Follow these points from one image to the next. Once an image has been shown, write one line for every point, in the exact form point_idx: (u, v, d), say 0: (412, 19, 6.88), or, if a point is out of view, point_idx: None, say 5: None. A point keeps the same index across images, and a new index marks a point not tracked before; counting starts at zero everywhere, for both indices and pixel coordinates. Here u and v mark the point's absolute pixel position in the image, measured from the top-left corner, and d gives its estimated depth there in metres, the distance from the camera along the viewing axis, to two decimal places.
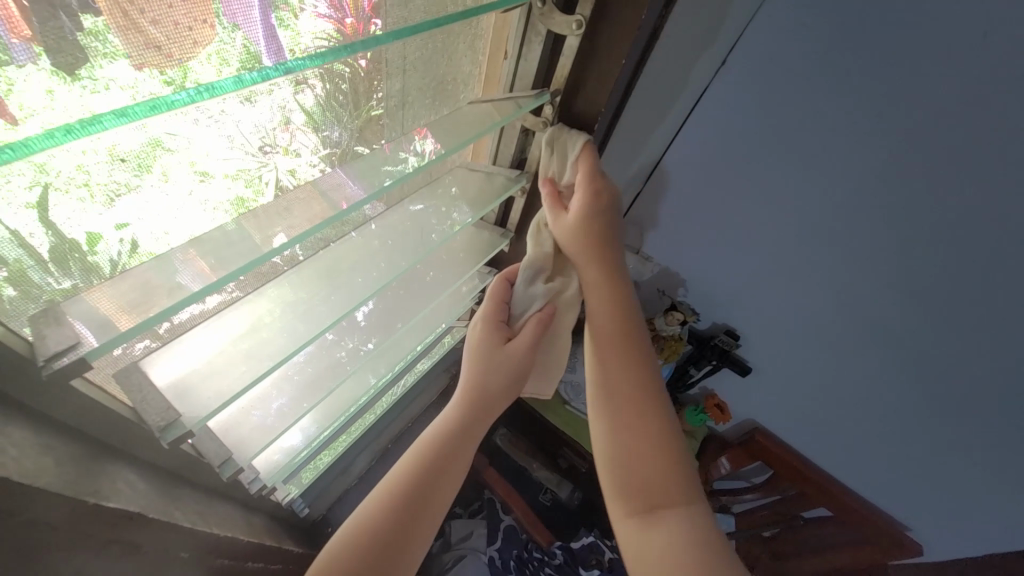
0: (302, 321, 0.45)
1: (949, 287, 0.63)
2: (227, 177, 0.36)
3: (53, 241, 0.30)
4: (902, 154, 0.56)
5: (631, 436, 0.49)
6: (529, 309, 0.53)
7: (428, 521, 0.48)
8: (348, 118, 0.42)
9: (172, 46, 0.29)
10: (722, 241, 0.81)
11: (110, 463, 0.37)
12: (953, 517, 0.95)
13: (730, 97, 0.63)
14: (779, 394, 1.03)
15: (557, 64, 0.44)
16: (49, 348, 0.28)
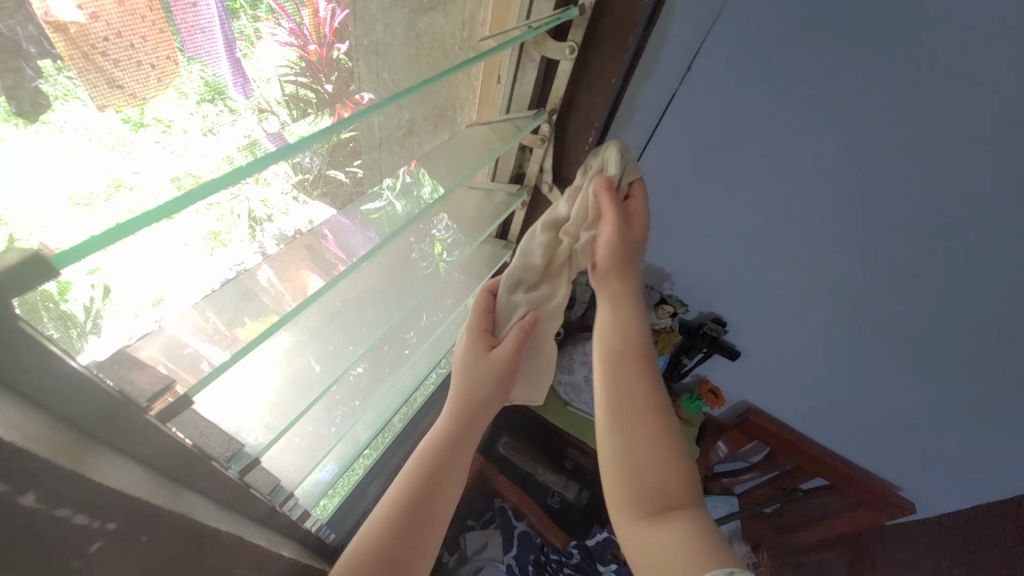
0: (333, 342, 0.47)
1: (907, 242, 0.72)
2: (198, 212, 0.33)
3: (24, 292, 0.25)
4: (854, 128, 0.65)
5: (633, 441, 0.49)
6: (512, 316, 0.55)
7: (424, 542, 0.47)
8: (318, 144, 0.40)
9: (135, 85, 0.28)
10: (704, 226, 0.87)
11: (187, 491, 0.32)
12: (936, 469, 1.02)
13: (700, 95, 0.70)
14: (767, 374, 1.08)
15: (551, 86, 0.47)
16: (145, 390, 0.27)
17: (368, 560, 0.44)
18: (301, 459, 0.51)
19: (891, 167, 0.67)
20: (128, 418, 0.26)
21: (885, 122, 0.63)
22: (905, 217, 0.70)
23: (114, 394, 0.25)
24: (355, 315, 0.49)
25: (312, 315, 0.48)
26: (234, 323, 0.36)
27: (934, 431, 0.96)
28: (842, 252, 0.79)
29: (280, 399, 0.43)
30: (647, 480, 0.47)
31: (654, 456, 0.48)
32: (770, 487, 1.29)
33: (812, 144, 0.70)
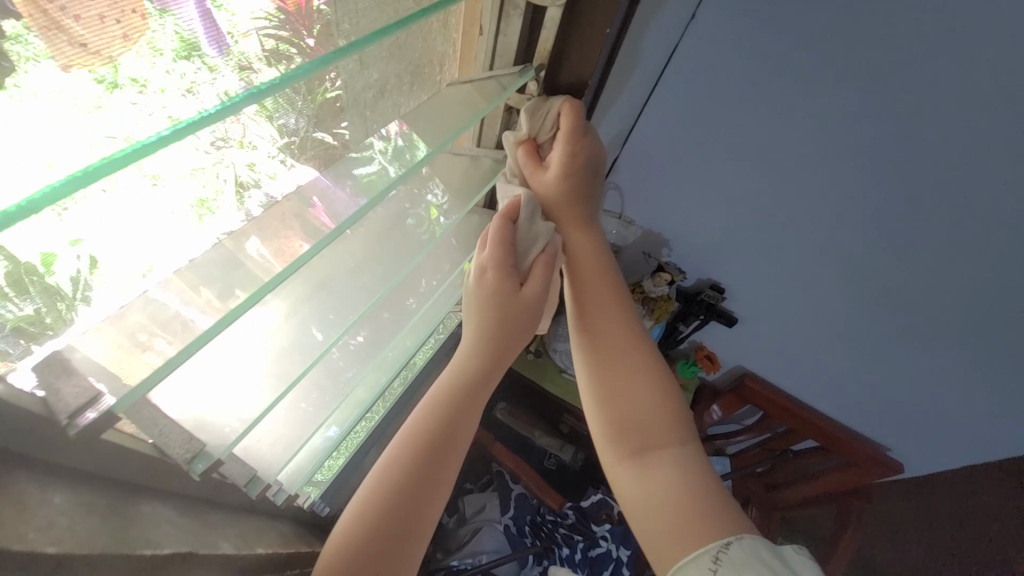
0: (332, 309, 0.43)
1: (917, 210, 0.69)
2: (184, 177, 0.31)
3: (5, 266, 0.24)
4: (870, 87, 0.60)
5: (624, 384, 0.48)
6: (535, 248, 0.49)
7: (434, 500, 0.44)
8: (302, 102, 0.37)
9: (99, 42, 0.25)
10: (706, 193, 0.84)
11: (146, 503, 0.35)
12: (925, 431, 1.03)
13: (702, 51, 0.64)
14: (764, 341, 1.08)
15: (538, 39, 0.42)
16: (69, 405, 0.27)
17: (365, 533, 0.41)
18: (277, 450, 0.47)
19: (903, 130, 0.62)
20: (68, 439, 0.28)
21: (901, 81, 0.58)
22: (915, 183, 0.66)
23: (37, 408, 0.26)
24: (354, 274, 0.47)
25: (309, 274, 0.45)
26: (203, 290, 0.32)
27: (925, 395, 0.96)
28: (846, 218, 0.76)
29: (261, 381, 0.40)
30: (640, 422, 0.47)
31: (645, 399, 0.47)
32: (762, 448, 1.31)
33: (821, 106, 0.64)
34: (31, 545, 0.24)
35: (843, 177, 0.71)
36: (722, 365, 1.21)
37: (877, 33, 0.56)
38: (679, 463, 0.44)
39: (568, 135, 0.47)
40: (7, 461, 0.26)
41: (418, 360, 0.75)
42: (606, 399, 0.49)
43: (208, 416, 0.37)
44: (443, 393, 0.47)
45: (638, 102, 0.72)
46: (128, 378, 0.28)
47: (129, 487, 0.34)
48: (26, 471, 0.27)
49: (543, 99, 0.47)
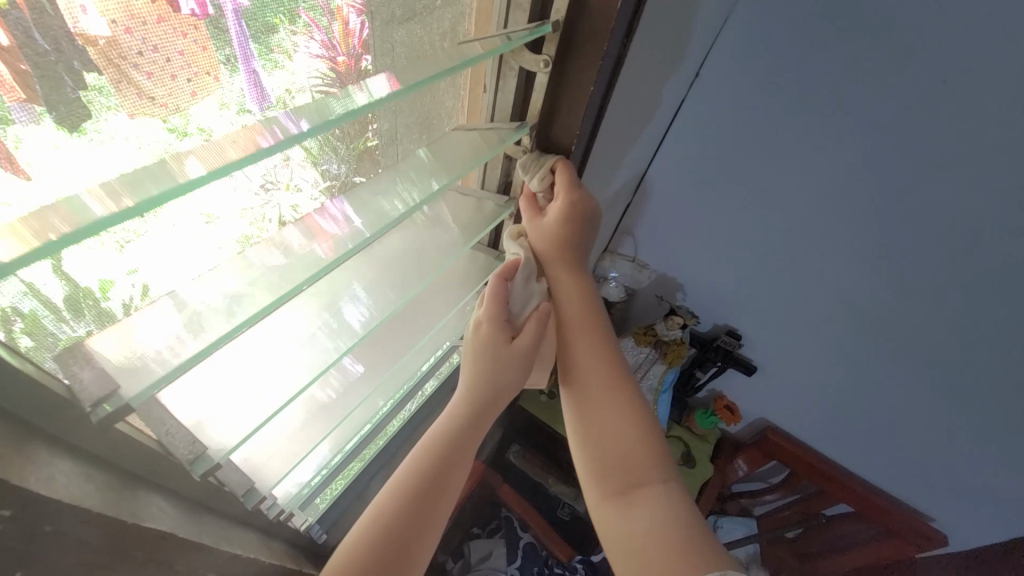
0: (342, 328, 0.47)
1: (930, 257, 0.68)
2: (232, 216, 0.36)
3: (66, 290, 0.28)
4: (867, 135, 0.64)
5: (605, 420, 0.49)
6: (527, 307, 0.52)
7: (414, 552, 0.44)
8: (344, 149, 0.43)
9: (167, 96, 0.29)
10: (716, 238, 0.86)
11: (142, 490, 0.35)
12: (969, 499, 0.94)
13: (708, 103, 0.72)
14: (785, 392, 1.03)
15: (530, 98, 0.47)
16: (93, 392, 0.27)
17: (370, 554, 0.42)
18: (278, 465, 0.49)
19: (908, 172, 0.63)
20: (71, 412, 0.29)
21: (899, 125, 0.61)
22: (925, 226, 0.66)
23: (59, 392, 0.28)
24: (354, 302, 0.49)
25: (323, 288, 0.50)
26: (203, 306, 0.33)
27: (964, 458, 0.89)
28: (860, 264, 0.75)
29: (263, 394, 0.42)
30: (625, 460, 0.47)
31: (633, 439, 0.48)
32: (791, 511, 1.22)
33: (823, 149, 0.68)
34: (25, 484, 0.25)
35: (851, 222, 0.72)
36: (743, 416, 1.16)
37: (876, 80, 0.60)
38: (659, 504, 0.44)
39: (566, 190, 0.50)
40: (31, 423, 0.27)
41: (427, 388, 0.77)
42: (589, 435, 0.50)
43: (205, 421, 0.39)
44: (438, 434, 0.48)
45: (649, 151, 0.78)
46: (127, 387, 0.28)
47: (137, 474, 0.35)
48: (42, 439, 0.28)
49: (537, 157, 0.51)
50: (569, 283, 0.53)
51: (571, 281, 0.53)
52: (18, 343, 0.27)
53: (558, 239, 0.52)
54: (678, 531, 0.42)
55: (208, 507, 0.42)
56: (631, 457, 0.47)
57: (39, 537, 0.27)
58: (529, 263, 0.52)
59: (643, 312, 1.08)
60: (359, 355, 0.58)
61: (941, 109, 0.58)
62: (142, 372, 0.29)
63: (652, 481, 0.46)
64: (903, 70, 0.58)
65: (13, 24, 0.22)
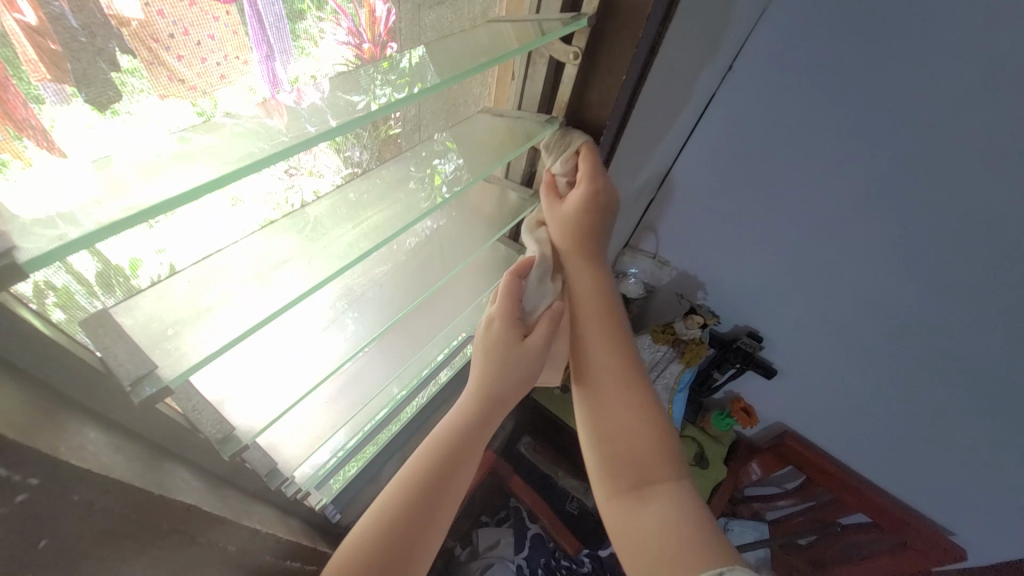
0: (364, 320, 0.47)
1: (971, 266, 0.65)
2: (257, 200, 0.36)
3: (98, 267, 0.28)
4: (910, 135, 0.60)
5: (617, 417, 0.49)
6: (541, 305, 0.51)
7: (423, 541, 0.44)
8: (368, 137, 0.42)
9: (198, 80, 0.29)
10: (742, 236, 0.83)
11: (166, 462, 0.35)
12: (996, 519, 0.90)
13: (741, 96, 0.69)
14: (805, 396, 1.01)
15: (558, 90, 0.46)
16: (129, 372, 0.28)
17: (381, 535, 0.43)
18: (298, 449, 0.51)
19: (952, 176, 0.60)
20: (99, 383, 0.29)
21: (947, 126, 0.57)
22: (967, 232, 0.62)
23: (91, 362, 0.28)
24: (379, 292, 0.50)
25: (344, 283, 0.49)
26: (229, 291, 0.33)
27: (993, 476, 0.85)
28: (893, 271, 0.71)
29: (291, 381, 0.42)
30: (637, 458, 0.47)
31: (645, 436, 0.48)
32: (806, 518, 1.20)
33: (860, 148, 0.64)
34: (57, 454, 0.25)
35: (887, 226, 0.68)
36: (761, 420, 1.14)
37: (925, 76, 0.56)
38: (670, 501, 0.45)
39: (591, 176, 0.48)
40: (63, 394, 0.28)
41: (442, 376, 0.78)
42: (602, 432, 0.50)
43: (228, 397, 0.40)
44: (447, 429, 0.49)
45: (676, 144, 0.75)
46: (162, 369, 0.29)
47: (163, 447, 0.35)
48: (71, 409, 0.28)
49: (562, 133, 0.48)
50: (586, 278, 0.52)
51: (590, 276, 0.52)
52: (50, 315, 0.27)
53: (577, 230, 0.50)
54: (689, 527, 0.42)
55: (232, 482, 0.44)
56: (643, 454, 0.47)
57: (67, 506, 0.26)
58: (544, 261, 0.51)
59: (662, 309, 1.06)
60: (382, 342, 0.59)
61: (995, 110, 0.54)
62: (175, 354, 0.29)
63: (664, 478, 0.46)
64: (955, 67, 0.54)
65: (46, 2, 0.22)
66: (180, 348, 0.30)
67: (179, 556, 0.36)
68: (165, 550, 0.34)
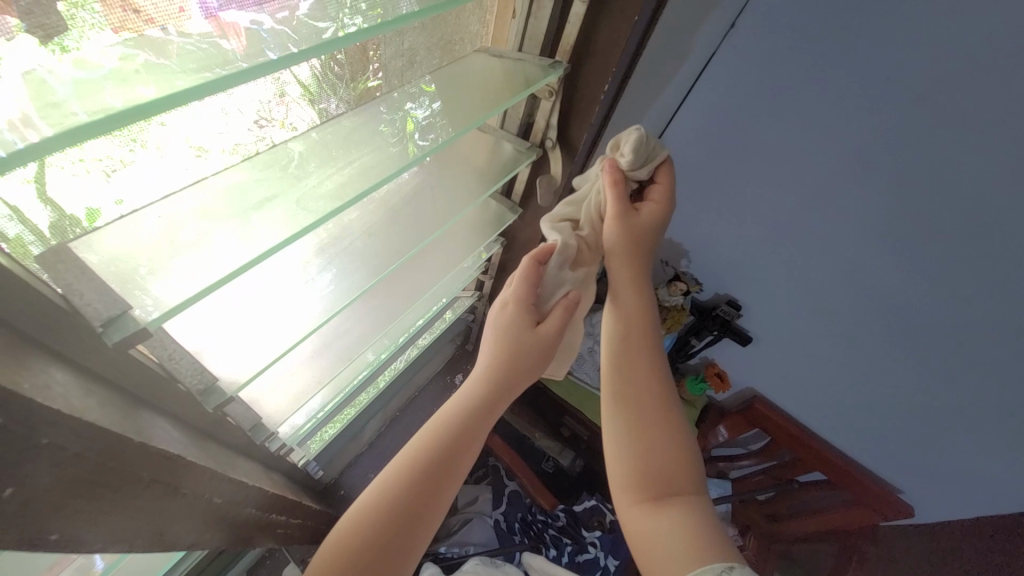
0: (350, 274, 0.45)
1: (957, 251, 0.63)
2: (224, 152, 0.33)
3: (53, 216, 0.26)
4: (911, 118, 0.55)
5: (638, 412, 0.49)
6: (557, 293, 0.53)
7: (427, 516, 0.44)
8: (344, 89, 0.38)
9: (155, 11, 0.25)
10: (729, 208, 0.81)
11: (144, 412, 0.32)
12: (939, 477, 0.97)
13: (737, 62, 0.62)
14: (778, 363, 1.03)
15: (563, 33, 0.42)
16: (100, 312, 0.25)
17: (377, 519, 0.42)
18: (286, 404, 0.50)
19: (951, 163, 0.56)
20: (60, 318, 0.26)
21: (953, 111, 0.52)
22: (963, 223, 0.60)
23: (51, 296, 0.25)
24: (364, 243, 0.48)
25: (323, 232, 0.46)
26: (203, 232, 0.31)
27: (943, 441, 0.90)
28: (879, 252, 0.70)
29: (276, 331, 0.41)
30: (652, 455, 0.48)
31: (662, 436, 0.48)
32: (766, 476, 1.28)
33: (856, 123, 0.59)
34: (20, 391, 0.21)
35: (874, 208, 0.65)
36: (732, 385, 1.18)
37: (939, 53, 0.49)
38: (676, 493, 0.46)
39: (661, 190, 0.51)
40: (17, 330, 0.25)
41: (420, 343, 0.76)
42: (621, 425, 0.50)
43: (207, 350, 0.38)
44: (456, 409, 0.48)
45: (669, 109, 0.69)
46: (141, 311, 0.27)
47: (138, 396, 0.33)
48: (29, 347, 0.25)
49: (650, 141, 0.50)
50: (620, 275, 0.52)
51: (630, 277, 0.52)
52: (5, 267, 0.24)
53: (634, 239, 0.51)
54: (697, 526, 0.44)
55: (215, 438, 0.42)
56: (660, 452, 0.48)
57: (34, 451, 0.23)
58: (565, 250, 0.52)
59: (644, 276, 1.05)
60: (368, 301, 0.57)
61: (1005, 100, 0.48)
62: (146, 298, 0.27)
63: (676, 473, 0.47)
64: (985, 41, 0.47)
65: None
66: (152, 288, 0.28)
67: (162, 506, 0.34)
68: (147, 502, 0.32)
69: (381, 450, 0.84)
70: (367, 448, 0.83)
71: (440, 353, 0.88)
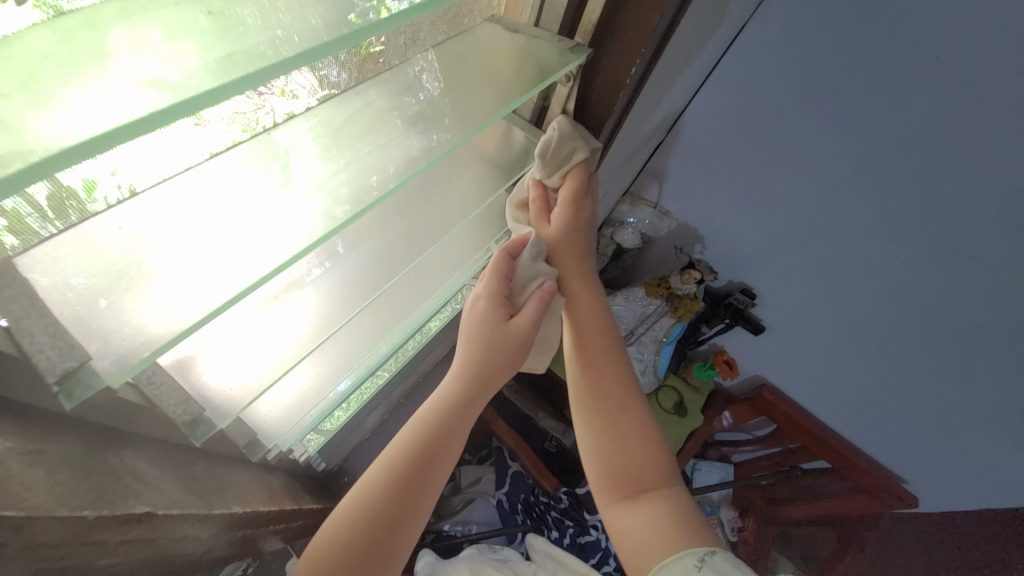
0: (361, 284, 0.43)
1: (992, 249, 0.59)
2: (223, 120, 0.29)
3: (50, 188, 0.22)
4: (952, 107, 0.50)
5: (609, 413, 0.49)
6: (530, 287, 0.49)
7: (403, 525, 0.42)
8: (346, 54, 0.33)
9: None
10: (747, 197, 0.76)
11: (109, 460, 0.29)
12: (947, 471, 0.96)
13: (769, 37, 0.57)
14: (791, 354, 1.00)
15: (585, 9, 0.37)
16: (53, 365, 0.22)
17: (356, 524, 0.41)
18: (281, 413, 0.48)
19: (995, 157, 0.51)
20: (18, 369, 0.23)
21: (999, 99, 0.47)
22: (1001, 220, 0.55)
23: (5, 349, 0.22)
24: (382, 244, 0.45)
25: (346, 238, 0.45)
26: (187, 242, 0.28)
27: (956, 438, 0.88)
28: (910, 247, 0.65)
29: (275, 344, 0.39)
30: (629, 456, 0.47)
31: (639, 438, 0.47)
32: (769, 462, 1.28)
33: (893, 109, 0.54)
34: None
35: (903, 202, 0.61)
36: (741, 372, 1.16)
37: (989, 35, 0.45)
38: (663, 496, 0.45)
39: (571, 201, 0.49)
40: None
41: (430, 328, 0.74)
42: (594, 429, 0.49)
43: (198, 357, 0.35)
44: (431, 410, 0.47)
45: (692, 88, 0.64)
46: (100, 360, 0.23)
47: (98, 439, 0.30)
48: None
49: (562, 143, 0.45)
50: (576, 291, 0.52)
51: (575, 284, 0.52)
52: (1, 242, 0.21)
53: (558, 246, 0.50)
54: (679, 512, 0.44)
55: (195, 458, 0.40)
56: (636, 449, 0.47)
57: None
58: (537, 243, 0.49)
59: (657, 261, 1.02)
60: (378, 305, 0.54)
61: None
62: (113, 337, 0.24)
63: (658, 476, 0.46)
64: None
65: None
66: (117, 323, 0.24)
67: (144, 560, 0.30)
68: (126, 560, 0.29)
69: (385, 437, 0.83)
70: (370, 435, 0.82)
71: (445, 339, 0.86)
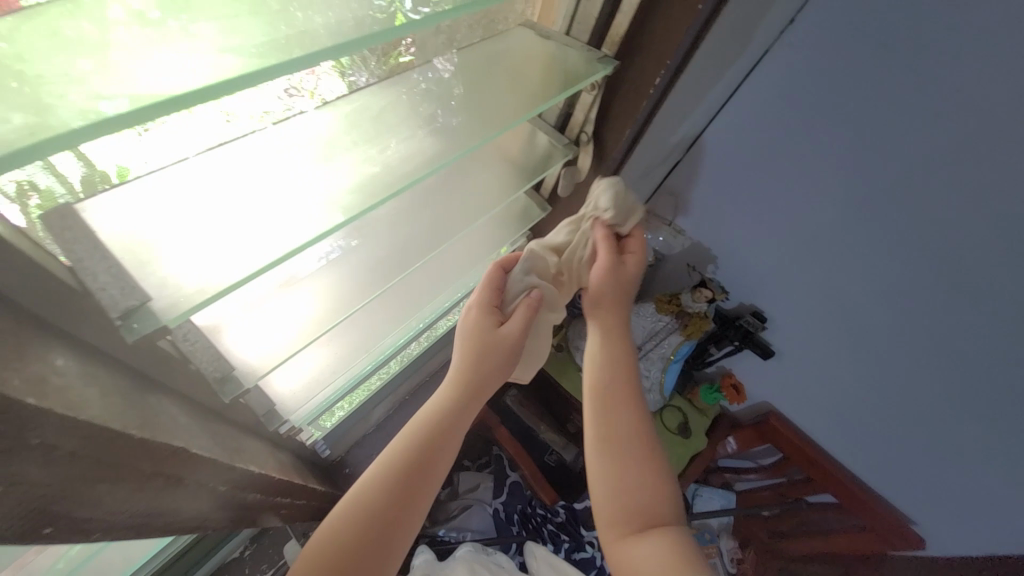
0: (371, 276, 0.44)
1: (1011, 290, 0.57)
2: (252, 118, 0.31)
3: (85, 172, 0.25)
4: (970, 141, 0.50)
5: (619, 445, 0.49)
6: (519, 294, 0.51)
7: (395, 535, 0.42)
8: (376, 62, 0.36)
9: None
10: (763, 219, 0.76)
11: (150, 396, 0.31)
12: (958, 517, 0.92)
13: (790, 62, 0.58)
14: (801, 381, 0.99)
15: (614, 21, 0.40)
16: (116, 301, 0.25)
17: (356, 532, 0.41)
18: (297, 391, 0.50)
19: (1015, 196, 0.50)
20: (80, 301, 0.26)
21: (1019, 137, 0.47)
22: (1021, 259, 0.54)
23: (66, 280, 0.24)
24: (398, 237, 0.47)
25: (357, 230, 0.46)
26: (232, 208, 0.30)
27: (968, 481, 0.85)
28: (925, 279, 0.64)
29: (289, 325, 0.40)
30: (636, 489, 0.47)
31: (647, 474, 0.48)
32: (773, 492, 1.26)
33: (910, 140, 0.54)
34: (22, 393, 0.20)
35: (920, 233, 0.60)
36: (748, 397, 1.15)
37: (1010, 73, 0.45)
38: (667, 533, 0.45)
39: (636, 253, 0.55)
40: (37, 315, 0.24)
41: (440, 326, 0.75)
42: (603, 458, 0.49)
43: (222, 325, 0.38)
44: (425, 414, 0.48)
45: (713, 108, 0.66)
46: (156, 302, 0.26)
47: (148, 375, 0.32)
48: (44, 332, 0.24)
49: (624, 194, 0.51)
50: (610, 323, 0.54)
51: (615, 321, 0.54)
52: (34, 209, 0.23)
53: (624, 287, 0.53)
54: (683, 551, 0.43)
55: (224, 418, 0.42)
56: (644, 484, 0.47)
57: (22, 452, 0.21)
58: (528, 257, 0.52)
59: (669, 278, 1.02)
60: (393, 293, 0.55)
61: None
62: (162, 284, 0.27)
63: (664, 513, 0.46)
64: None
65: None
66: (167, 274, 0.27)
67: (165, 496, 0.32)
68: (150, 493, 0.30)
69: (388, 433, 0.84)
70: (374, 429, 0.83)
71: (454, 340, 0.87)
